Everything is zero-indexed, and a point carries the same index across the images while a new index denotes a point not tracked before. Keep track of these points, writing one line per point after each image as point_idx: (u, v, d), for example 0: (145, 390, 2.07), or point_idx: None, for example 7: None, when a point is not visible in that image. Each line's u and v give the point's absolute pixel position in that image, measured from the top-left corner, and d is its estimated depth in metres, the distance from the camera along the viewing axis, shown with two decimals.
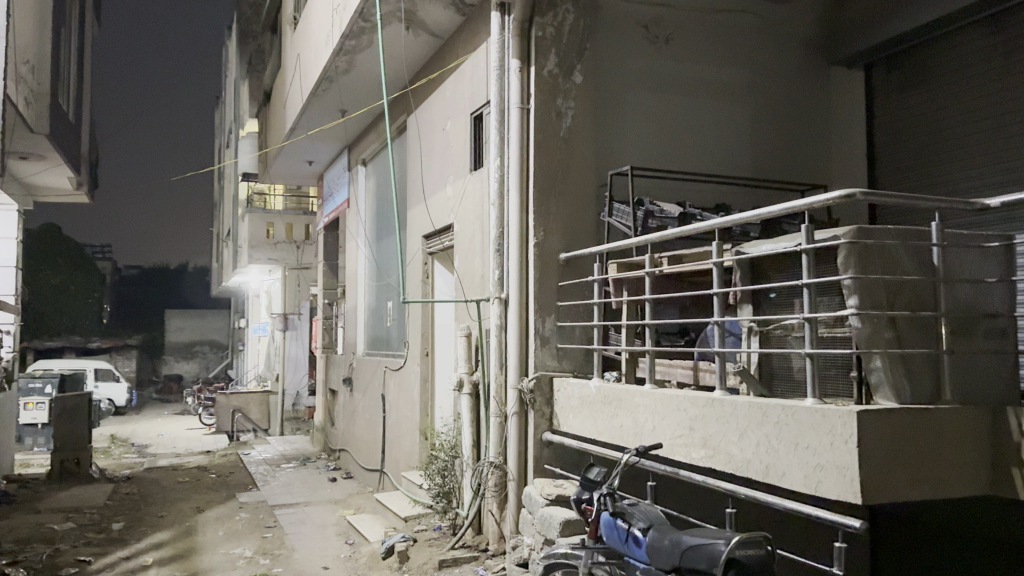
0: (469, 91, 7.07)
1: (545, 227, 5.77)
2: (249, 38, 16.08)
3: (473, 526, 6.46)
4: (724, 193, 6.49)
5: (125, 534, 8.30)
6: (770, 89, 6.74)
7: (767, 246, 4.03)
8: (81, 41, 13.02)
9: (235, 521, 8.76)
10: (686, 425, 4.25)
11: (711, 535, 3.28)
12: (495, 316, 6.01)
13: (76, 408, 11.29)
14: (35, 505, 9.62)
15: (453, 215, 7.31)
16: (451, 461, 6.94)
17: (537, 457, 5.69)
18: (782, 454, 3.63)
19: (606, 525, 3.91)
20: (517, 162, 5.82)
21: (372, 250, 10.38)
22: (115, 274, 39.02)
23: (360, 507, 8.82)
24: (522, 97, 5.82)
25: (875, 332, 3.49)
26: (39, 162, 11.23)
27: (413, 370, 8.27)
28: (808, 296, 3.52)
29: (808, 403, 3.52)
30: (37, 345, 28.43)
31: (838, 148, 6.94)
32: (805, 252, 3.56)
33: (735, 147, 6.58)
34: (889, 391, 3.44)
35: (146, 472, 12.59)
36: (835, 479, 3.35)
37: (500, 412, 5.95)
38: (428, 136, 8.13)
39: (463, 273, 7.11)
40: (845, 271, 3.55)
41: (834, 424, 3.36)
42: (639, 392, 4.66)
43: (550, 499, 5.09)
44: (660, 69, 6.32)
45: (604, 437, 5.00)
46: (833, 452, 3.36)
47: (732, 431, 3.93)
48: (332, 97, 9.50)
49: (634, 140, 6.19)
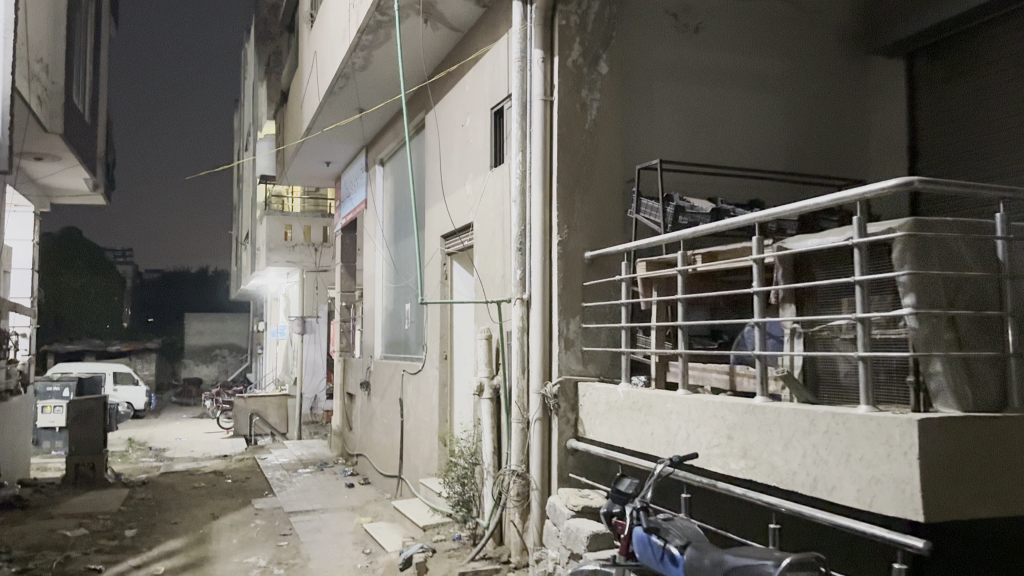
0: (489, 86, 6.82)
1: (570, 225, 5.50)
2: (267, 40, 16.02)
3: (494, 537, 6.22)
4: (757, 187, 6.20)
5: (137, 542, 8.11)
6: (805, 79, 6.44)
7: (812, 241, 3.76)
8: (96, 41, 12.94)
9: (250, 529, 8.56)
10: (724, 433, 3.97)
11: (758, 555, 2.99)
12: (517, 317, 5.74)
13: (91, 411, 11.16)
14: (49, 511, 9.48)
15: (473, 213, 7.06)
16: (472, 468, 6.69)
17: (561, 466, 5.39)
18: (832, 465, 3.34)
19: (640, 542, 3.63)
20: (540, 156, 5.55)
21: (390, 251, 10.14)
22: (136, 278, 39.19)
23: (377, 514, 8.60)
24: (546, 89, 5.55)
25: (934, 334, 3.21)
26: (54, 162, 11.11)
27: (432, 373, 8.03)
28: (860, 295, 3.23)
29: (860, 410, 3.23)
30: (59, 347, 28.59)
31: (876, 142, 6.63)
32: (858, 247, 3.26)
33: (768, 141, 6.30)
34: (949, 397, 3.15)
35: (162, 477, 12.44)
36: (892, 494, 3.06)
37: (522, 419, 5.67)
38: (448, 132, 7.88)
39: (484, 274, 6.86)
40: (900, 268, 3.26)
41: (892, 434, 3.06)
42: (671, 398, 4.39)
43: (577, 510, 4.81)
44: (689, 60, 6.06)
45: (633, 446, 4.72)
46: (890, 465, 3.07)
47: (776, 440, 3.64)
48: (349, 94, 9.29)
49: (661, 133, 5.93)
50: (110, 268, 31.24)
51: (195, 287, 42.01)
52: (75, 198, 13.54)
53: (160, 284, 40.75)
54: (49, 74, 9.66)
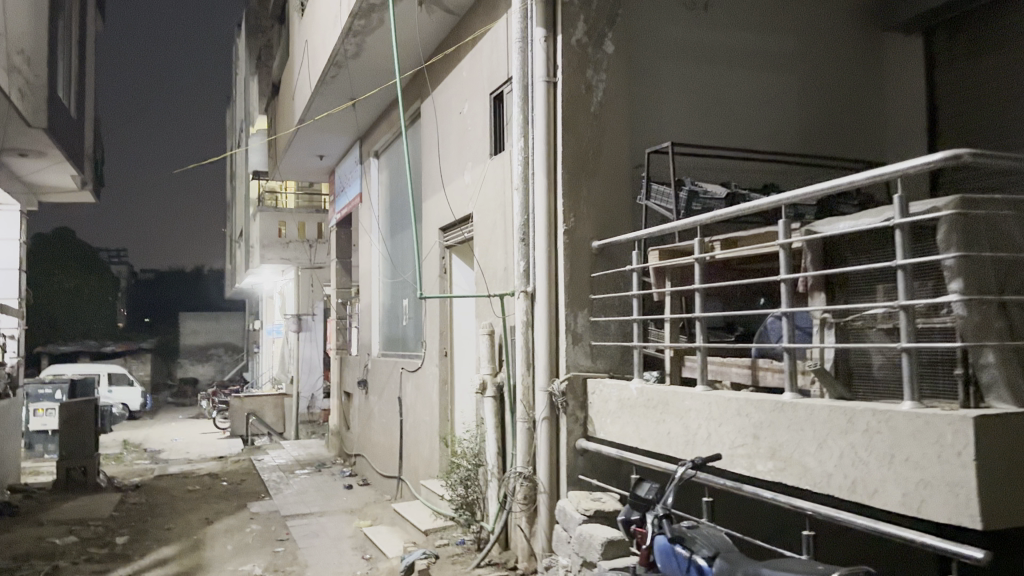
0: (487, 70, 6.53)
1: (576, 212, 5.19)
2: (258, 33, 15.71)
3: (500, 542, 5.93)
4: (771, 171, 5.91)
5: (129, 549, 7.81)
6: (818, 56, 6.15)
7: (845, 224, 3.47)
8: (82, 35, 12.60)
9: (246, 534, 8.28)
10: (750, 432, 3.69)
11: (797, 567, 2.70)
12: (521, 311, 5.45)
13: (82, 414, 10.85)
14: (38, 518, 9.19)
15: (473, 204, 6.77)
16: (475, 470, 6.39)
17: (570, 467, 5.09)
18: (874, 468, 3.05)
19: (663, 552, 3.33)
20: (544, 142, 5.22)
21: (386, 245, 9.87)
22: (130, 278, 38.85)
23: (377, 517, 8.32)
24: (549, 70, 5.22)
25: (985, 322, 2.92)
26: (40, 159, 10.79)
27: (432, 371, 7.75)
28: (903, 281, 2.92)
29: (905, 407, 2.93)
30: (52, 348, 28.23)
31: (894, 121, 6.36)
32: (900, 229, 2.94)
33: (781, 123, 6.01)
34: (1004, 391, 2.86)
35: (156, 480, 12.15)
36: (943, 498, 2.78)
37: (527, 418, 5.39)
38: (446, 120, 7.58)
39: (485, 267, 6.57)
40: (946, 250, 2.97)
41: (942, 433, 2.77)
42: (689, 395, 4.10)
43: (589, 515, 4.53)
44: (697, 39, 5.77)
45: (648, 445, 4.43)
46: (941, 467, 2.78)
47: (809, 440, 3.36)
48: (341, 83, 8.97)
49: (670, 116, 5.65)
50: (104, 268, 30.88)
51: (191, 287, 41.64)
52: (64, 196, 13.21)
53: (154, 284, 40.37)
54: (31, 66, 9.30)
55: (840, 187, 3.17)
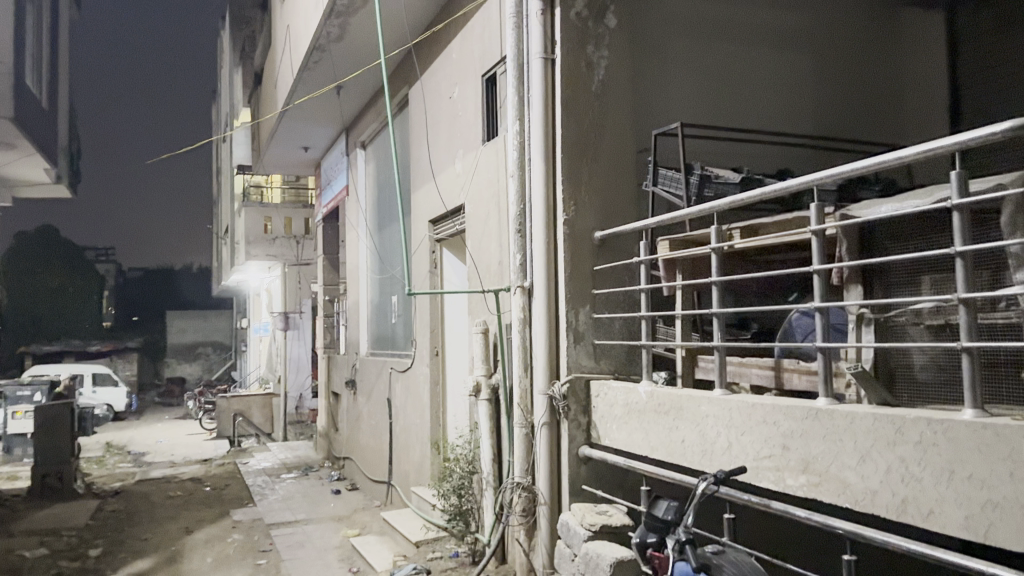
0: (479, 51, 6.13)
1: (576, 200, 4.77)
2: (241, 23, 15.26)
3: (496, 556, 5.52)
4: (782, 156, 5.53)
5: (101, 562, 7.37)
6: (832, 33, 5.76)
7: (887, 208, 3.06)
8: (55, 24, 12.10)
9: (227, 544, 7.84)
10: (778, 443, 3.29)
11: None
12: (517, 308, 5.05)
13: (56, 418, 10.37)
14: (8, 528, 8.72)
15: (464, 194, 6.36)
16: (469, 477, 5.99)
17: (572, 477, 4.68)
18: (928, 485, 2.65)
19: None
20: (541, 125, 4.79)
21: (374, 241, 9.43)
22: (116, 277, 38.22)
23: (365, 526, 7.89)
24: (546, 46, 4.79)
25: None
26: (10, 150, 10.30)
27: (422, 371, 7.32)
28: (962, 271, 2.48)
29: (966, 415, 2.53)
30: (35, 348, 27.56)
31: (913, 102, 5.98)
32: (958, 211, 2.50)
33: (793, 104, 5.62)
34: None
35: (137, 485, 11.68)
36: (1016, 522, 2.37)
37: (525, 422, 4.99)
38: (435, 106, 7.17)
39: (478, 260, 6.15)
40: (1011, 235, 2.58)
41: (1016, 447, 2.35)
42: (706, 399, 3.70)
43: (594, 531, 4.13)
44: (704, 14, 5.38)
45: (660, 456, 4.03)
46: (1013, 486, 2.36)
47: (848, 452, 2.96)
48: (325, 68, 8.53)
49: (676, 97, 5.25)
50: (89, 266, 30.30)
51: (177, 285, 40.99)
52: (38, 190, 12.70)
53: (141, 282, 39.71)
54: None
55: (876, 166, 2.75)
